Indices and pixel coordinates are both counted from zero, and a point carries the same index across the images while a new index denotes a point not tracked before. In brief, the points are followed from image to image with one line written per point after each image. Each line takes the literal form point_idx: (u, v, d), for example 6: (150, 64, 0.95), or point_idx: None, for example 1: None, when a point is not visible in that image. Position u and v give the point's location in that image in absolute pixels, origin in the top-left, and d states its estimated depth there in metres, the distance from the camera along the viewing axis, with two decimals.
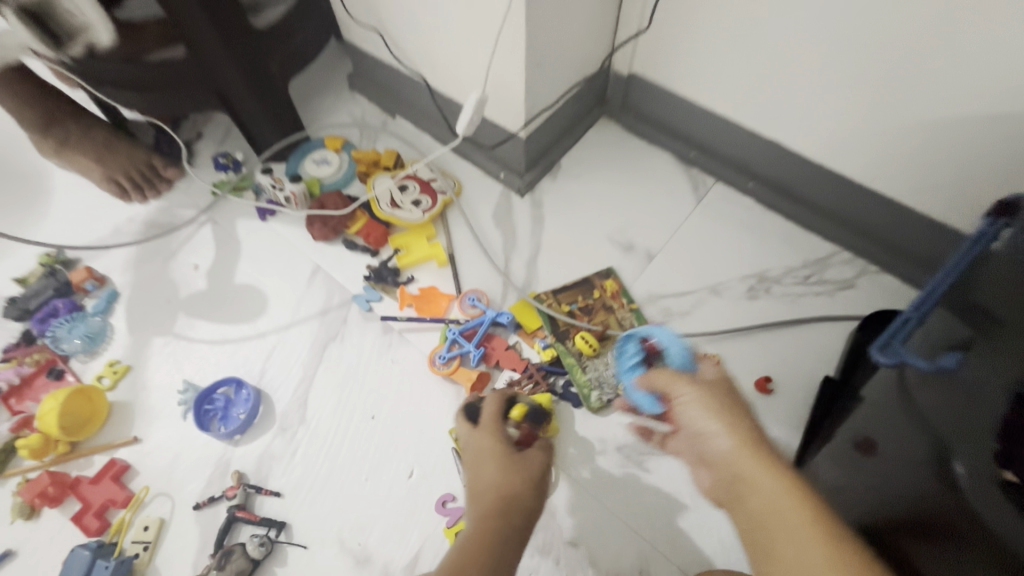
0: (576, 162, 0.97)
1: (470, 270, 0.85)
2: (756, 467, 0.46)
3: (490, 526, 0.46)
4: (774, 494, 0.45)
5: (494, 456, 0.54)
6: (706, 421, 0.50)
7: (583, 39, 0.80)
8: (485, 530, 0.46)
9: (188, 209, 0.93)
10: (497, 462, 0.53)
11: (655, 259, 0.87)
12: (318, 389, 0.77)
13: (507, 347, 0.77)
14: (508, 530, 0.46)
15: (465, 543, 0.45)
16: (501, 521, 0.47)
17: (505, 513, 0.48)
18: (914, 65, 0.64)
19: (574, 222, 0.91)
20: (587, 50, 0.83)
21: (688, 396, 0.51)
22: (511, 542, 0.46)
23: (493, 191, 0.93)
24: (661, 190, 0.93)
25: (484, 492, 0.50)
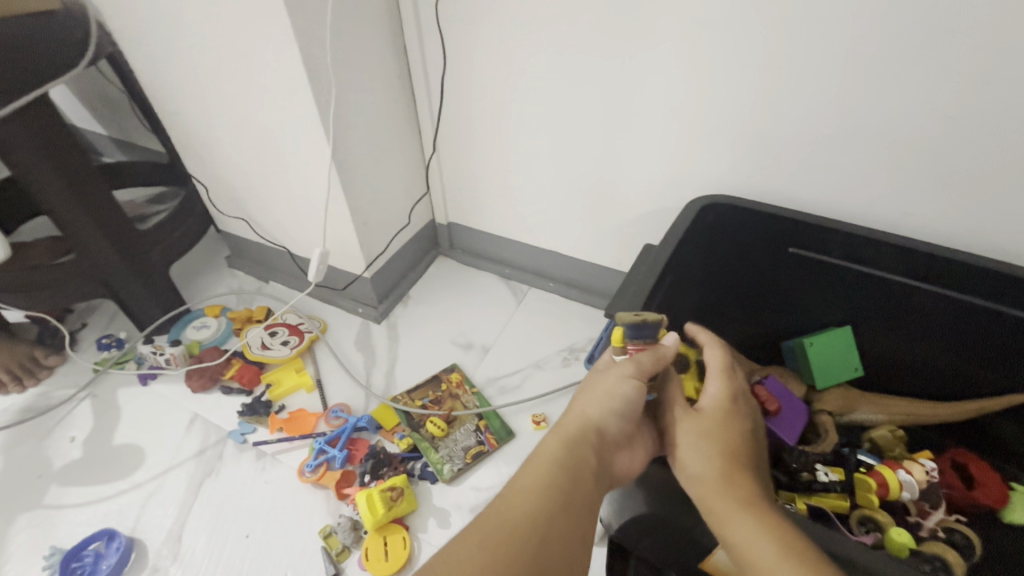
0: (421, 290, 1.22)
1: (336, 389, 1.01)
2: (734, 514, 0.47)
3: (565, 455, 0.48)
4: (755, 540, 0.45)
5: (618, 371, 0.53)
6: (698, 473, 0.50)
7: (400, 203, 1.11)
8: (557, 457, 0.48)
9: (68, 388, 1.02)
10: (609, 385, 0.52)
11: (490, 351, 1.09)
12: (193, 522, 0.83)
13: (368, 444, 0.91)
14: (581, 480, 0.47)
15: (532, 461, 0.49)
16: (581, 457, 0.49)
17: (580, 450, 0.49)
18: (605, 191, 0.98)
19: (423, 335, 1.12)
20: (406, 209, 1.14)
21: (693, 453, 0.51)
22: (579, 486, 0.47)
23: (354, 324, 1.14)
24: (489, 300, 1.19)
25: (571, 426, 0.51)
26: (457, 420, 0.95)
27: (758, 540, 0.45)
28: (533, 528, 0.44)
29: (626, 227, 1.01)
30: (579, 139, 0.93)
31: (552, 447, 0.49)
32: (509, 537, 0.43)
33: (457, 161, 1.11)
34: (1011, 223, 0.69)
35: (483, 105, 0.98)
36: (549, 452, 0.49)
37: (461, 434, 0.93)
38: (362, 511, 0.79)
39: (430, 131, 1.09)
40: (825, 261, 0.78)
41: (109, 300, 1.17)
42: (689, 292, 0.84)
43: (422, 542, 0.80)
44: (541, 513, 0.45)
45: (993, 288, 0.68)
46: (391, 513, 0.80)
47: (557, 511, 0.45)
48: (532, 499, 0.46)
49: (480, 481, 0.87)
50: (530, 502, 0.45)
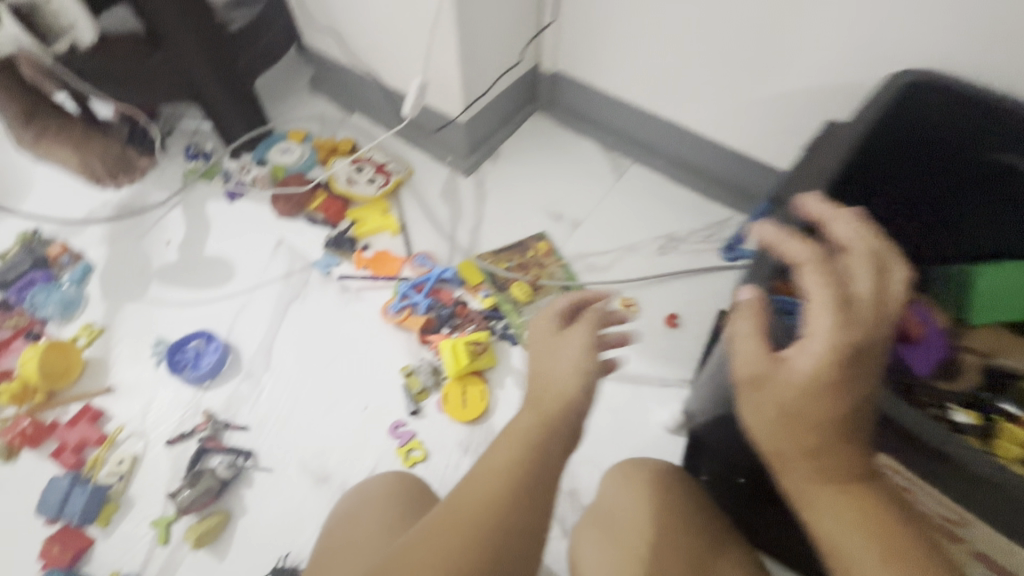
0: (513, 149, 1.11)
1: (419, 237, 0.98)
2: (816, 495, 0.34)
3: (544, 431, 0.38)
4: (832, 521, 0.34)
5: (548, 343, 0.44)
6: (767, 437, 0.35)
7: (508, 38, 0.96)
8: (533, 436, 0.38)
9: (160, 193, 1.02)
10: (568, 360, 0.42)
11: (583, 225, 1.01)
12: (282, 340, 0.85)
13: (450, 298, 0.89)
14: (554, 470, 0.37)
15: (501, 441, 0.39)
16: (557, 431, 0.38)
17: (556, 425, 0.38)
18: (758, 52, 0.82)
19: (513, 199, 1.04)
20: (512, 49, 0.99)
21: (744, 368, 0.37)
22: (553, 475, 0.36)
23: (440, 172, 1.07)
24: (587, 170, 1.09)
25: (554, 400, 0.40)
26: (542, 288, 0.91)
27: (846, 535, 0.33)
28: (484, 538, 0.34)
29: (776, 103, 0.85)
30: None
31: (527, 423, 0.39)
32: (447, 539, 0.34)
33: None
34: None
35: None
36: (524, 428, 0.39)
37: (544, 305, 0.89)
38: (446, 359, 0.80)
39: None
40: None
41: (195, 108, 1.13)
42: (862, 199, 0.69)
43: (498, 397, 0.81)
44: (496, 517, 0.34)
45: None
46: (475, 366, 0.80)
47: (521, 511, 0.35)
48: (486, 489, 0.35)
49: (561, 352, 0.85)
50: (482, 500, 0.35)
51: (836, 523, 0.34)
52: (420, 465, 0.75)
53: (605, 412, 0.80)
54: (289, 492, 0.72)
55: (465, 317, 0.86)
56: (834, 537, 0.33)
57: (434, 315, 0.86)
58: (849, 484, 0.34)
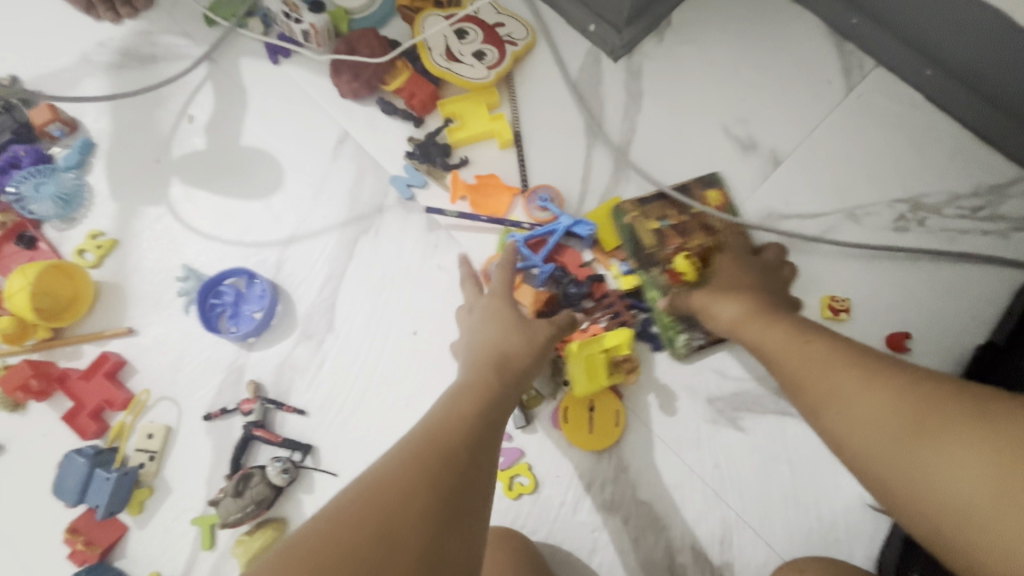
0: (689, 20, 0.72)
1: (541, 156, 0.67)
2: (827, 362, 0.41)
3: (485, 390, 0.43)
4: (808, 356, 0.43)
5: (500, 317, 0.51)
6: (763, 338, 0.47)
7: None
8: (477, 387, 0.43)
9: (176, 38, 0.71)
10: (495, 327, 0.50)
11: (783, 165, 0.67)
12: (347, 292, 0.62)
13: (581, 264, 0.62)
14: (506, 392, 0.44)
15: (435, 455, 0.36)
16: (488, 383, 0.44)
17: (507, 378, 0.45)
18: None
19: (680, 106, 0.69)
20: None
21: (725, 307, 0.52)
22: (501, 404, 0.43)
23: (577, 49, 0.71)
24: (800, 71, 0.70)
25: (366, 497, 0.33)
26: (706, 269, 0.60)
27: (833, 371, 0.40)
28: (451, 451, 0.36)
29: None
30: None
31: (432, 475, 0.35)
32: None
33: None
34: None
35: None
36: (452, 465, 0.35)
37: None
38: (576, 371, 0.56)
39: None
40: None
41: None
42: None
43: (637, 421, 0.58)
44: (470, 440, 0.38)
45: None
46: (613, 382, 0.57)
47: (483, 427, 0.39)
48: (447, 420, 0.39)
49: (732, 367, 0.60)
50: (444, 441, 0.37)
51: (820, 366, 0.41)
52: (526, 496, 0.57)
53: (783, 466, 0.57)
54: None
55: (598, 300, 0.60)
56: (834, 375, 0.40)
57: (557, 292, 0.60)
58: (817, 339, 0.44)
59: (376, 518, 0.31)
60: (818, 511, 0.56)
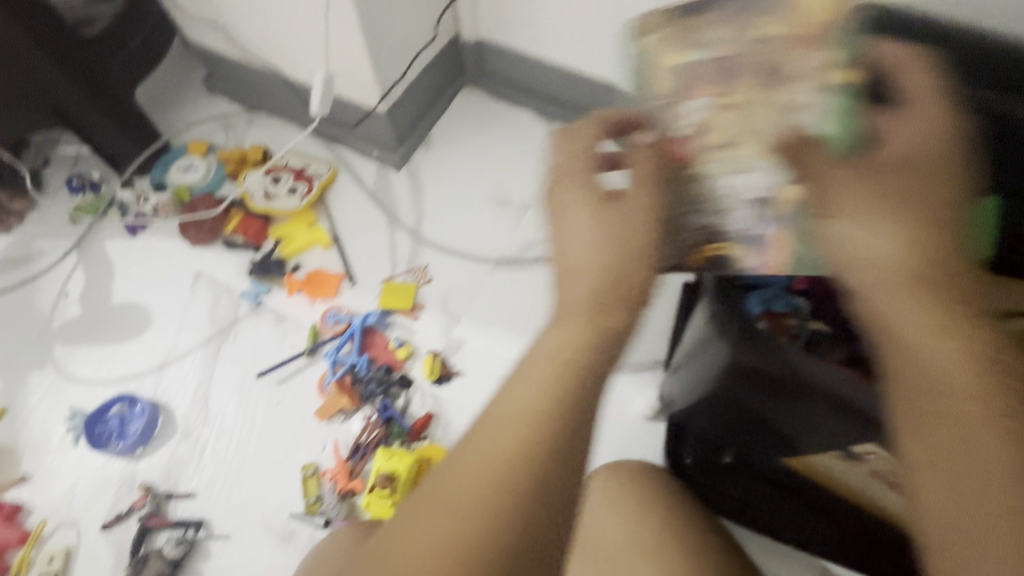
0: (444, 131, 1.01)
1: (357, 248, 0.89)
2: (969, 366, 0.33)
3: (572, 358, 0.38)
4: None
5: (586, 216, 0.43)
6: (904, 317, 0.35)
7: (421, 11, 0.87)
8: (560, 360, 0.38)
9: (47, 238, 0.88)
10: (587, 231, 0.42)
11: (530, 209, 0.93)
12: (218, 389, 0.77)
13: (385, 344, 0.79)
14: (608, 347, 0.39)
15: (470, 466, 0.34)
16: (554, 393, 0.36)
17: (597, 325, 0.39)
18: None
19: (451, 189, 0.96)
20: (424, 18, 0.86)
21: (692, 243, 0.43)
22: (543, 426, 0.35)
23: (368, 170, 0.96)
24: (528, 147, 1.00)
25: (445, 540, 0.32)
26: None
27: (968, 368, 0.33)
28: (511, 489, 0.33)
29: None
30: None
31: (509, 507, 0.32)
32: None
33: None
34: None
35: None
36: (518, 480, 0.33)
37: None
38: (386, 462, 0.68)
39: None
40: None
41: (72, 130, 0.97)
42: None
43: (465, 413, 0.75)
44: (542, 439, 0.34)
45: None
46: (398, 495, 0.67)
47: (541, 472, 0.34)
48: (502, 451, 0.34)
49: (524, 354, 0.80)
50: (518, 454, 0.34)
51: (950, 353, 0.33)
52: None
53: None
54: (253, 555, 0.66)
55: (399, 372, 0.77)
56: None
57: (371, 379, 0.76)
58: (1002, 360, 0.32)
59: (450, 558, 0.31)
60: (613, 437, 0.73)
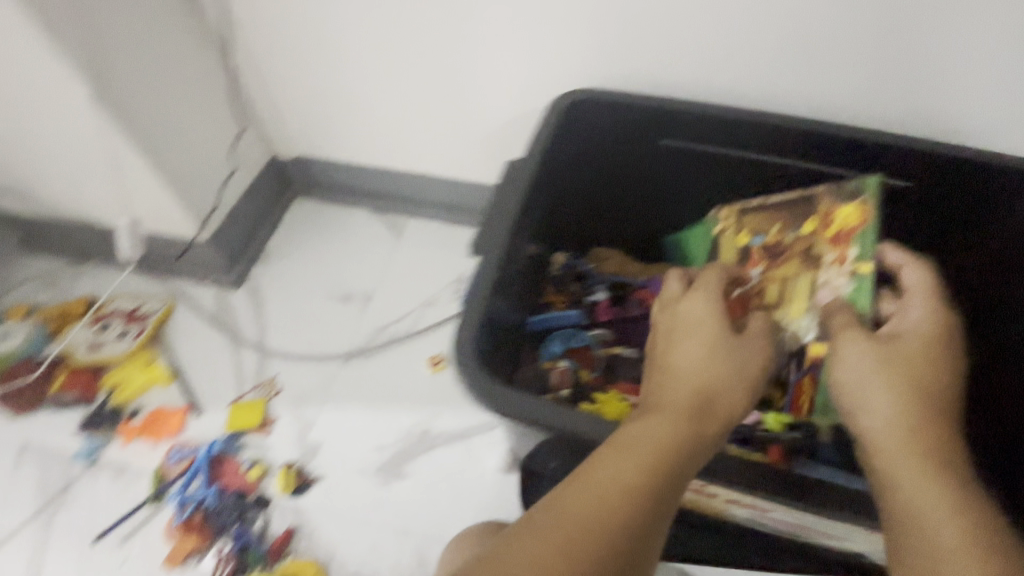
0: (279, 243, 1.04)
1: (200, 376, 0.89)
2: (924, 483, 0.42)
3: (671, 449, 0.42)
4: (933, 502, 0.41)
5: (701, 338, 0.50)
6: (880, 428, 0.45)
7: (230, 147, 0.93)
8: (661, 448, 0.42)
9: None
10: (704, 310, 0.52)
11: (373, 298, 0.98)
12: (53, 563, 0.73)
13: (236, 469, 0.78)
14: (695, 447, 0.43)
15: (610, 483, 0.39)
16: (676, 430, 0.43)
17: (668, 407, 0.45)
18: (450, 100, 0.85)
19: (293, 296, 0.98)
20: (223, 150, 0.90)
21: (730, 388, 0.48)
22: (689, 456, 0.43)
23: (205, 296, 0.97)
24: (365, 240, 1.04)
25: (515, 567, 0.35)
26: (789, 306, 0.61)
27: (927, 494, 0.42)
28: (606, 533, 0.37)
29: (504, 135, 0.88)
30: (427, 19, 0.76)
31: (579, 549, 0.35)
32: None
33: (288, 73, 0.88)
34: (898, 90, 0.66)
35: None
36: (610, 516, 0.37)
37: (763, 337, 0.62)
38: None
39: (237, 40, 0.85)
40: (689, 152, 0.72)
41: None
42: (555, 205, 0.78)
43: (325, 517, 0.76)
44: (609, 524, 0.37)
45: (897, 167, 0.66)
46: None
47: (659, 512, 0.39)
48: (635, 475, 0.40)
49: (381, 441, 0.82)
50: (628, 493, 0.38)
51: (916, 475, 0.43)
52: None
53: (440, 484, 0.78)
54: None
55: (253, 495, 0.76)
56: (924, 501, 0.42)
57: (221, 510, 0.75)
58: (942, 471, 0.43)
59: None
60: (473, 500, 0.76)
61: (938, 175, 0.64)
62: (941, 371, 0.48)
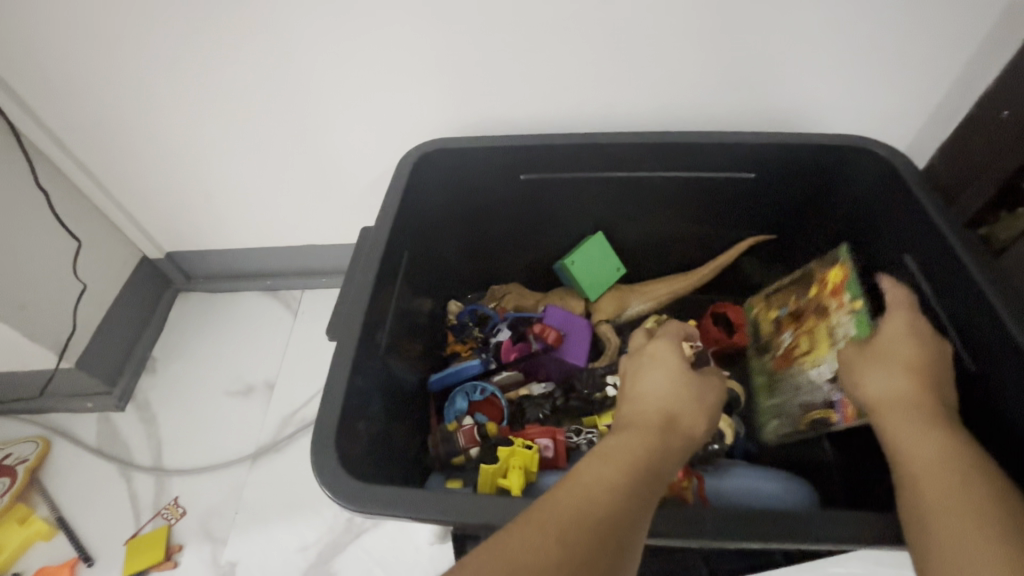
0: (166, 348, 0.96)
1: (89, 518, 0.80)
2: (908, 420, 0.44)
3: (644, 457, 0.42)
4: (916, 432, 0.43)
5: (669, 370, 0.51)
6: (872, 389, 0.48)
7: (86, 262, 0.85)
8: (635, 456, 0.42)
9: None
10: (670, 353, 0.53)
11: (276, 385, 0.91)
12: None
13: None
14: (665, 457, 0.43)
15: (595, 473, 0.40)
16: (656, 436, 0.44)
17: (648, 421, 0.46)
18: (311, 168, 0.82)
19: (189, 402, 0.90)
20: (70, 268, 0.82)
21: (692, 412, 0.48)
22: (668, 463, 0.43)
23: (87, 423, 0.89)
24: (259, 324, 0.98)
25: (504, 552, 0.34)
26: (816, 351, 0.62)
27: (916, 437, 0.42)
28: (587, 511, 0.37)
29: (374, 192, 0.85)
30: (257, 100, 0.72)
31: (563, 528, 0.35)
32: None
33: (132, 174, 0.83)
34: (733, 88, 0.67)
35: (108, 93, 0.72)
36: (602, 500, 0.37)
37: (805, 381, 0.63)
38: None
39: (60, 153, 0.79)
40: (548, 178, 0.73)
41: None
42: (428, 254, 0.76)
43: None
44: (607, 510, 0.37)
45: (744, 157, 0.68)
46: None
47: (645, 505, 0.39)
48: (622, 467, 0.40)
49: (302, 543, 0.76)
50: (614, 490, 0.38)
51: (905, 427, 0.43)
52: None
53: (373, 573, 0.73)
54: None
55: None
56: (913, 446, 0.42)
57: None
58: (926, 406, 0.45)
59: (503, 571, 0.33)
60: None
61: (769, 162, 0.69)
62: (923, 341, 0.50)
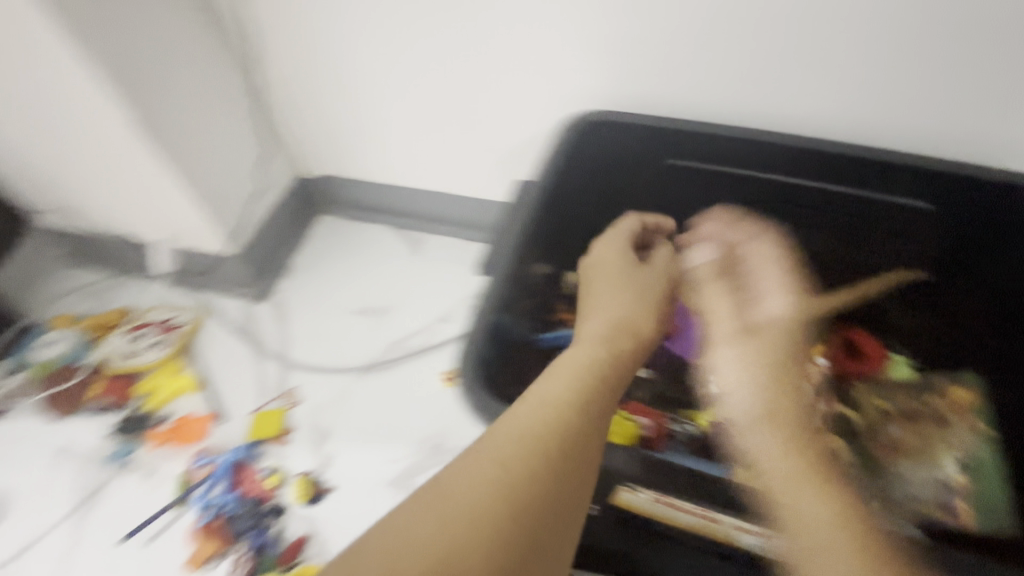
0: (303, 259, 1.08)
1: (223, 386, 0.92)
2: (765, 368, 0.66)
3: (565, 400, 0.51)
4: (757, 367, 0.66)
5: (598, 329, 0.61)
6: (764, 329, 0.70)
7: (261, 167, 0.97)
8: (556, 399, 0.51)
9: None
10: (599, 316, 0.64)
11: (390, 312, 0.99)
12: (87, 553, 0.78)
13: (255, 477, 0.81)
14: (585, 399, 0.52)
15: (526, 414, 0.49)
16: (576, 379, 0.53)
17: (569, 368, 0.55)
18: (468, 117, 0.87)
19: (314, 310, 1.01)
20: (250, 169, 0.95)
21: (617, 362, 0.58)
22: (584, 399, 0.52)
23: (232, 307, 1.02)
24: (384, 255, 1.07)
25: (460, 480, 0.44)
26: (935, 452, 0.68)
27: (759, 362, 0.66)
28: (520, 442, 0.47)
29: (517, 152, 0.89)
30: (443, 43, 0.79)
31: (501, 455, 0.45)
32: (472, 505, 0.42)
33: (315, 97, 0.93)
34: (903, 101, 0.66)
35: (320, 19, 0.81)
36: (534, 430, 0.47)
37: (922, 476, 0.66)
38: None
39: (265, 68, 0.91)
40: (702, 166, 0.75)
41: None
42: (562, 220, 0.80)
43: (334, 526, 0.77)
44: (538, 441, 0.47)
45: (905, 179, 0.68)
46: None
47: (566, 433, 0.48)
48: (548, 407, 0.50)
49: (393, 454, 0.83)
50: (545, 423, 0.48)
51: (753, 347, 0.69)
52: None
53: None
54: None
55: (270, 502, 0.79)
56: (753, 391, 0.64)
57: (236, 516, 0.78)
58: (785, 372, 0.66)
59: (455, 497, 0.42)
60: None
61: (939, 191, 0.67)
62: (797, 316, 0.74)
